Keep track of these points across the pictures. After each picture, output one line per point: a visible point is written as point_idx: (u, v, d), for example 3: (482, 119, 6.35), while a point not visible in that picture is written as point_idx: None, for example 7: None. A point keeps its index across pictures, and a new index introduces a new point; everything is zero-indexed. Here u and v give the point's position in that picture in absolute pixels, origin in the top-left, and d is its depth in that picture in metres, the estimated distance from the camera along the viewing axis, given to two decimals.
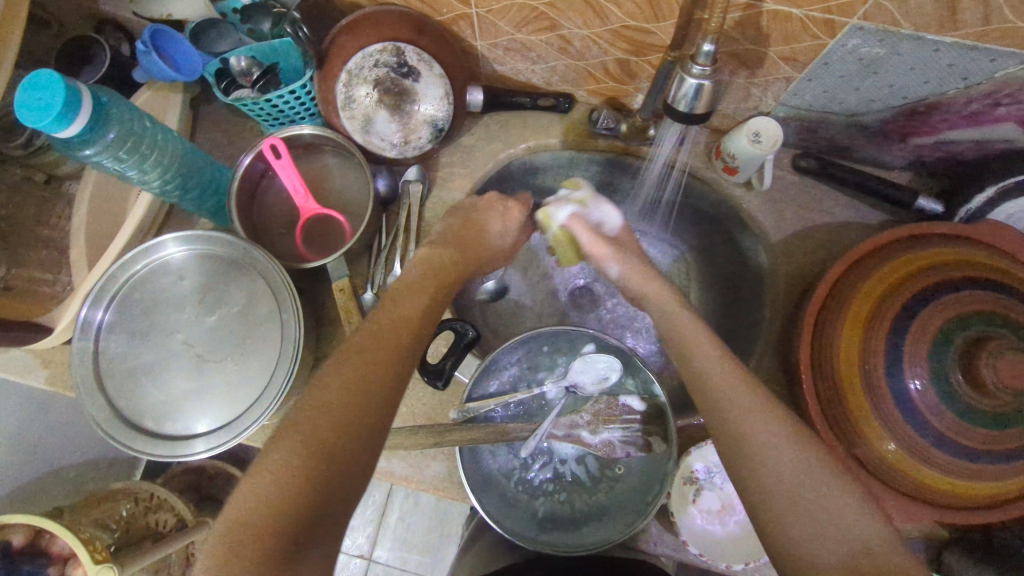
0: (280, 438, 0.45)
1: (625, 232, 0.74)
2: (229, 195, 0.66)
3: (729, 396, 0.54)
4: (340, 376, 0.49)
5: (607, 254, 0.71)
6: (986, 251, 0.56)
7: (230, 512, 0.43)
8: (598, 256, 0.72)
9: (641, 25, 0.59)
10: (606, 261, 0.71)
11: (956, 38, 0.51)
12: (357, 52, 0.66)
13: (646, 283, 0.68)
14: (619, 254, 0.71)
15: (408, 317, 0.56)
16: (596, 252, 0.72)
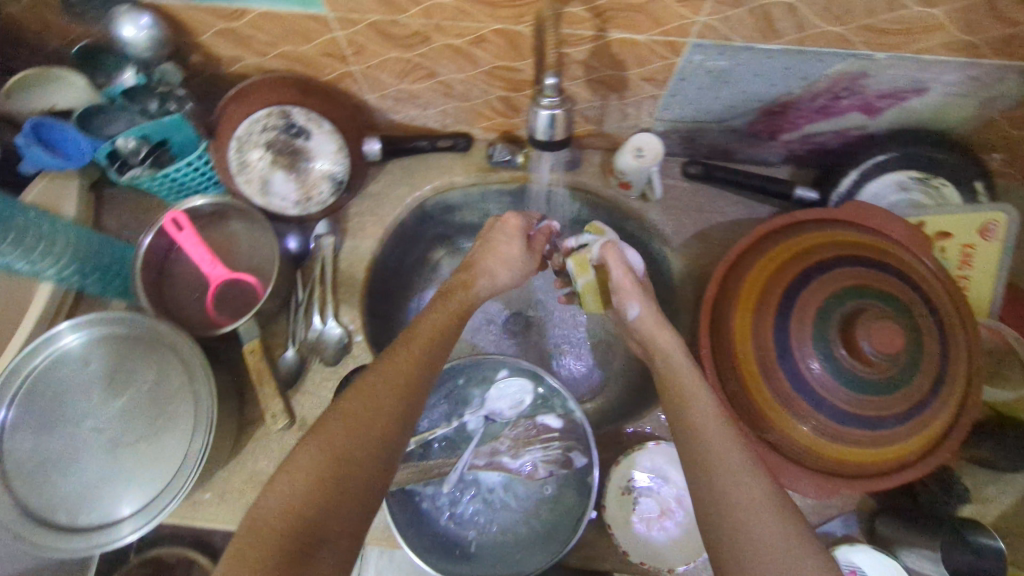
0: (305, 447, 0.48)
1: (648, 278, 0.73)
2: (134, 272, 0.67)
3: (685, 407, 0.58)
4: (360, 396, 0.52)
5: (631, 292, 0.68)
6: (857, 232, 0.62)
7: (255, 516, 0.44)
8: (623, 294, 0.69)
9: (509, 64, 0.64)
10: (630, 301, 0.69)
11: (782, 45, 0.56)
12: (245, 118, 0.67)
13: (654, 335, 0.66)
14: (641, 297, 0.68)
15: (413, 342, 0.59)
16: (624, 288, 0.69)
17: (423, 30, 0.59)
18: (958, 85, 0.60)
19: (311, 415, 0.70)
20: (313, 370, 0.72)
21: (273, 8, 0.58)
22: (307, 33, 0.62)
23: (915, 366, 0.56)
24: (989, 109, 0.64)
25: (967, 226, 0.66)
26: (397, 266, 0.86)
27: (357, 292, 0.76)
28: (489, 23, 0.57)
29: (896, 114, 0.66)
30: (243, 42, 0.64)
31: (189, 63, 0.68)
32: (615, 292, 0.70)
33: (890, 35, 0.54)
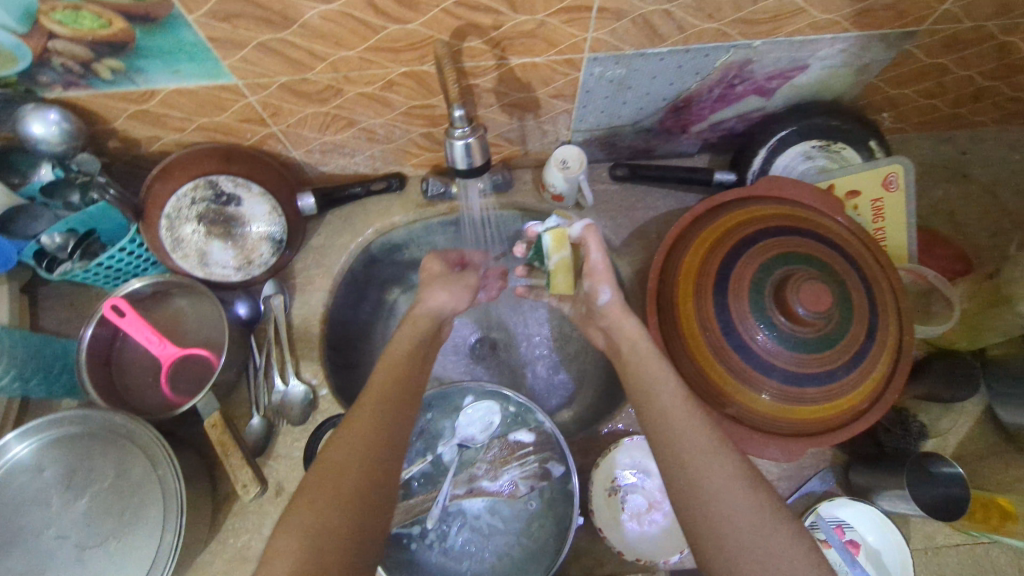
0: (296, 506, 0.47)
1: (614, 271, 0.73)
2: (80, 368, 0.65)
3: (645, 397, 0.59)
4: (345, 442, 0.51)
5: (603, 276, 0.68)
6: (774, 205, 0.66)
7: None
8: (595, 278, 0.69)
9: (423, 102, 0.66)
10: (602, 285, 0.68)
11: (669, 47, 0.61)
12: (171, 196, 0.67)
13: (620, 322, 0.66)
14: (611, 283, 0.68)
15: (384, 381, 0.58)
16: (596, 270, 0.68)
17: (333, 83, 0.61)
18: (833, 58, 0.66)
19: (287, 477, 0.70)
20: (282, 431, 0.72)
21: (182, 85, 0.59)
22: (220, 104, 0.63)
23: (850, 317, 0.59)
24: (866, 75, 0.70)
25: (871, 182, 0.71)
26: (353, 312, 0.86)
27: (315, 346, 0.76)
28: (395, 68, 0.60)
29: (787, 92, 0.71)
30: (158, 122, 0.65)
31: (107, 149, 0.68)
32: (588, 276, 0.70)
33: (760, 24, 0.59)
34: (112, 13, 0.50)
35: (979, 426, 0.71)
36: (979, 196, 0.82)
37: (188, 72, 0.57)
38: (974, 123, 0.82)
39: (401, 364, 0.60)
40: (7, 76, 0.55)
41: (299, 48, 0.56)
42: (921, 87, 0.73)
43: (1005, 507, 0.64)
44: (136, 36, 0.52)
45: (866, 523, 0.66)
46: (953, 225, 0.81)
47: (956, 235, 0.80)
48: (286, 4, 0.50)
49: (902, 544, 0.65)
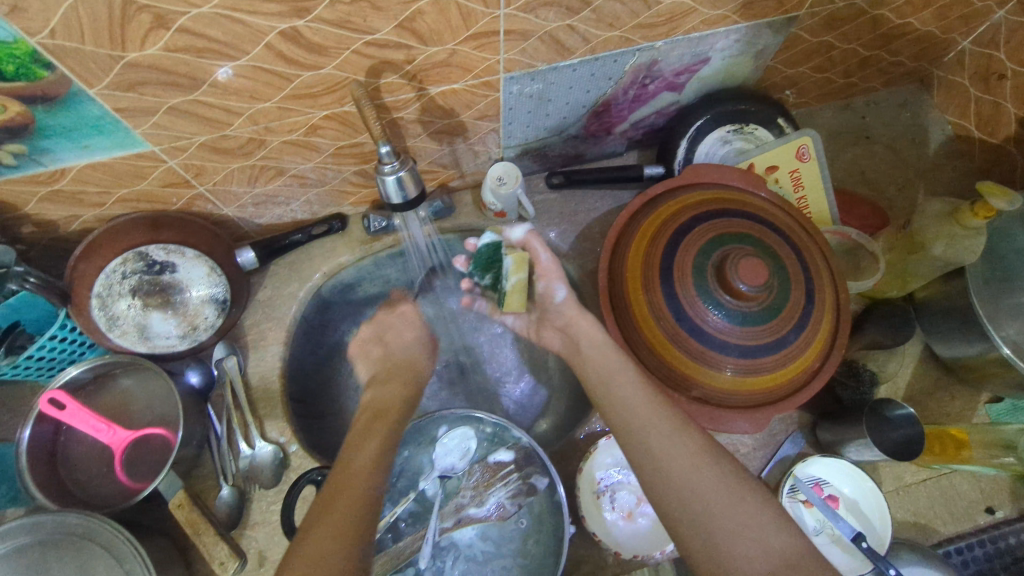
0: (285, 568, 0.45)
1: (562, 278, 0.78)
2: (22, 472, 0.60)
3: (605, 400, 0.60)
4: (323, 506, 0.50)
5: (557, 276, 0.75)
6: (702, 190, 0.69)
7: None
8: (548, 277, 0.75)
9: (351, 141, 0.66)
10: (554, 282, 0.75)
11: (578, 58, 0.63)
12: (100, 274, 0.65)
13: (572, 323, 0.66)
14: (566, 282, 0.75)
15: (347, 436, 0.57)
16: (549, 267, 0.75)
17: (255, 136, 0.61)
18: (731, 48, 0.70)
19: (268, 546, 0.67)
20: (256, 498, 0.69)
21: (94, 159, 0.57)
22: (139, 172, 0.61)
23: (788, 285, 0.62)
24: (763, 59, 0.75)
25: (786, 155, 0.76)
26: (313, 360, 0.84)
27: (278, 402, 0.74)
28: (316, 112, 0.60)
29: (696, 85, 0.76)
30: (73, 200, 0.62)
31: (22, 236, 0.65)
32: (541, 276, 0.76)
33: (658, 27, 0.62)
34: (6, 98, 0.47)
35: (922, 365, 0.77)
36: (883, 154, 0.89)
37: (98, 145, 0.55)
38: (866, 89, 0.90)
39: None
40: None
41: (213, 106, 0.55)
42: (813, 64, 0.79)
43: (958, 437, 0.68)
44: (36, 118, 0.50)
45: (840, 476, 0.69)
46: (866, 184, 0.87)
47: (870, 193, 0.87)
48: (191, 65, 0.50)
49: (876, 490, 0.68)
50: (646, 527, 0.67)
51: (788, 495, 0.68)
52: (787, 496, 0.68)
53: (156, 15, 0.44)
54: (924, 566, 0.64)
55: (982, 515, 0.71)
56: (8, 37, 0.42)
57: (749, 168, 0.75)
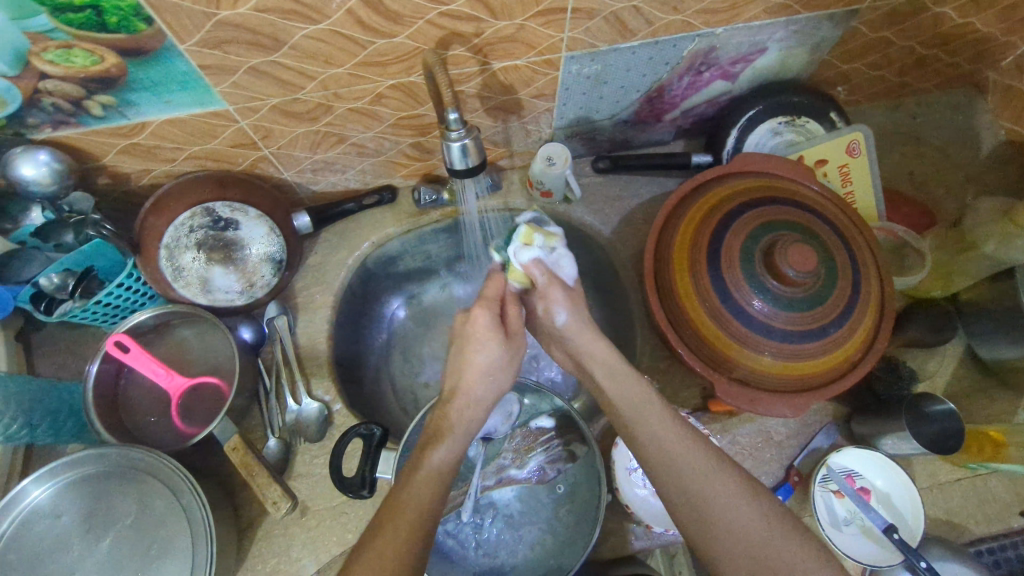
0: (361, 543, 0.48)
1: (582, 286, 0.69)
2: (89, 410, 0.64)
3: None
4: None
5: (563, 303, 0.65)
6: (751, 179, 0.70)
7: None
8: (549, 299, 0.65)
9: (411, 112, 0.68)
10: (554, 307, 0.64)
11: (639, 40, 0.64)
12: (169, 227, 0.68)
13: None
14: (570, 303, 0.65)
15: None
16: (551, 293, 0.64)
17: (323, 101, 0.63)
18: (789, 39, 0.71)
19: (311, 497, 0.70)
20: (301, 451, 0.72)
21: (173, 115, 0.60)
22: (213, 130, 0.64)
23: (836, 273, 0.63)
24: (819, 53, 0.75)
25: (837, 150, 0.76)
26: (356, 326, 0.87)
27: (325, 363, 0.77)
28: (384, 81, 0.62)
29: (750, 75, 0.76)
30: (148, 154, 0.65)
31: (97, 187, 0.68)
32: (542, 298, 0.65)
33: (721, 13, 0.63)
34: (103, 49, 0.50)
35: (962, 366, 0.77)
36: (932, 155, 0.88)
37: (179, 101, 0.58)
38: (919, 90, 0.89)
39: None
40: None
41: (290, 69, 0.57)
42: (870, 60, 0.79)
43: (995, 438, 0.69)
44: (127, 70, 0.53)
45: (872, 468, 0.70)
46: (913, 184, 0.87)
47: (917, 193, 0.86)
48: (276, 26, 0.52)
49: (910, 483, 0.68)
50: None
51: (820, 484, 0.69)
52: (819, 484, 0.69)
53: None
54: (953, 561, 0.65)
55: (1017, 518, 0.71)
56: None
57: (797, 160, 0.76)
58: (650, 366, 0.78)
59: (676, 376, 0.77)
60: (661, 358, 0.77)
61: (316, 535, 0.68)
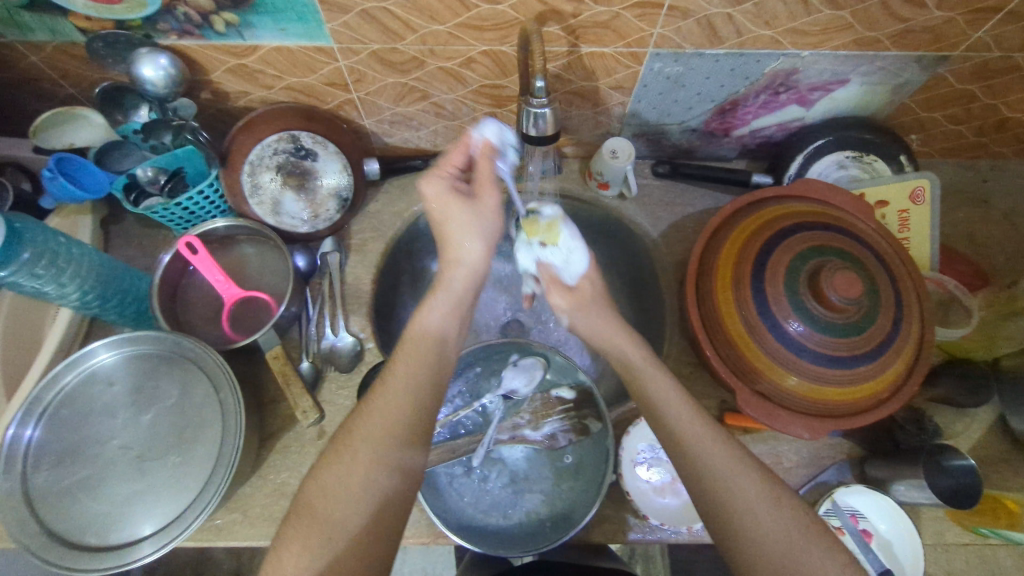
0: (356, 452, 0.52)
1: (587, 280, 0.75)
2: (152, 298, 0.69)
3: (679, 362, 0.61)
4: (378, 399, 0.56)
5: (562, 307, 0.74)
6: (808, 204, 0.71)
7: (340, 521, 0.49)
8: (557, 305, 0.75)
9: (494, 82, 0.72)
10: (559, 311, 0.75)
11: (725, 49, 0.67)
12: (255, 145, 0.74)
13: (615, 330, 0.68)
14: (569, 306, 0.73)
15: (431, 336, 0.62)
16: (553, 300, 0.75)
17: (418, 55, 0.67)
18: (872, 75, 0.72)
19: (330, 422, 0.73)
20: (328, 379, 0.75)
21: (284, 43, 0.65)
22: (314, 65, 0.69)
23: (877, 307, 0.63)
24: (900, 94, 0.76)
25: (898, 193, 0.77)
26: (398, 278, 0.91)
27: (365, 303, 0.80)
28: (476, 45, 0.66)
29: (826, 105, 0.77)
30: (251, 77, 0.71)
31: (198, 100, 0.74)
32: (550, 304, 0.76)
33: (811, 35, 0.65)
34: None
35: (991, 434, 0.75)
36: (998, 221, 0.87)
37: (293, 31, 0.63)
38: (994, 154, 0.88)
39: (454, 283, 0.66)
40: (133, 20, 0.61)
41: (397, 18, 0.62)
42: (950, 112, 0.79)
43: (1010, 506, 0.67)
44: None
45: (879, 513, 0.68)
46: (973, 246, 0.85)
47: (975, 256, 0.85)
48: None
49: (915, 535, 0.66)
50: (675, 505, 0.68)
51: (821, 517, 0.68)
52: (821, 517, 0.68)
53: None
54: None
55: None
56: None
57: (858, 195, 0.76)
58: (674, 370, 0.78)
59: (698, 383, 0.77)
60: (688, 363, 0.78)
61: None
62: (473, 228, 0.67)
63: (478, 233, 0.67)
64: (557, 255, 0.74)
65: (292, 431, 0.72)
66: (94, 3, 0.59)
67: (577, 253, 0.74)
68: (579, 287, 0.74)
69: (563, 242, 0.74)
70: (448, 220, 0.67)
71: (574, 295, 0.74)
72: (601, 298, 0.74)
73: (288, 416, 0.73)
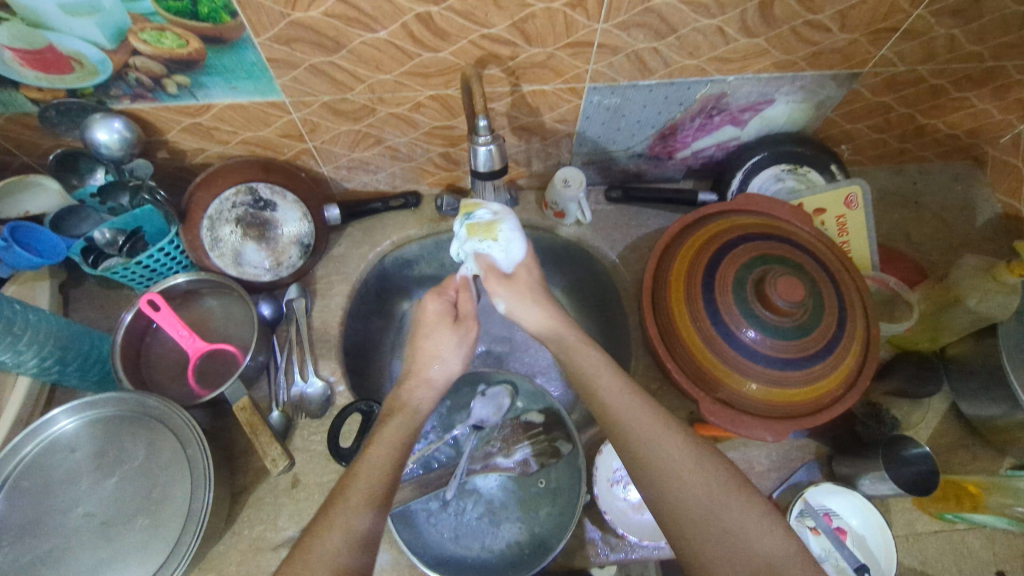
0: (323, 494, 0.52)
1: (523, 269, 0.74)
2: (113, 358, 0.69)
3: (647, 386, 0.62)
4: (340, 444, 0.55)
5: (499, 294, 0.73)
6: (751, 216, 0.75)
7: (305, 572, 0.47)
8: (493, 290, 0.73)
9: (444, 123, 0.76)
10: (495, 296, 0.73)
11: (657, 79, 0.71)
12: (214, 200, 0.75)
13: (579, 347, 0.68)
14: (509, 293, 0.72)
15: None
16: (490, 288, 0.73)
17: (368, 103, 0.70)
18: (795, 94, 0.78)
19: (303, 470, 0.72)
20: (300, 426, 0.75)
21: (236, 100, 0.67)
22: (268, 119, 0.71)
23: (822, 308, 0.67)
24: (823, 110, 0.82)
25: (834, 201, 0.81)
26: (366, 319, 0.92)
27: (332, 346, 0.81)
28: (424, 91, 0.69)
29: (758, 124, 0.83)
30: (206, 134, 0.72)
31: (155, 160, 0.76)
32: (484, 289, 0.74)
33: (732, 62, 0.70)
34: (191, 34, 0.58)
35: (946, 421, 0.78)
36: (930, 219, 0.92)
37: (244, 88, 0.65)
38: (919, 158, 0.95)
39: (413, 410, 0.63)
40: (84, 87, 0.63)
41: (345, 70, 0.65)
42: (872, 122, 0.85)
43: (972, 490, 0.69)
44: (206, 55, 0.60)
45: (849, 509, 0.69)
46: (909, 244, 0.91)
47: (913, 253, 0.90)
48: (339, 31, 0.60)
49: (885, 528, 0.68)
50: (653, 521, 0.68)
51: (795, 518, 0.69)
52: (795, 519, 0.69)
53: None
54: None
55: None
56: None
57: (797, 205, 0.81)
58: (641, 386, 0.79)
59: (666, 397, 0.79)
60: (654, 378, 0.80)
61: (303, 508, 0.70)
62: (452, 350, 0.69)
63: (456, 355, 0.70)
64: (495, 248, 0.71)
65: (264, 482, 0.71)
66: (45, 75, 0.60)
67: (517, 244, 0.72)
68: (517, 275, 0.74)
69: (502, 235, 0.71)
70: (427, 337, 0.70)
71: (511, 284, 0.73)
72: (538, 288, 0.74)
73: (260, 468, 0.72)
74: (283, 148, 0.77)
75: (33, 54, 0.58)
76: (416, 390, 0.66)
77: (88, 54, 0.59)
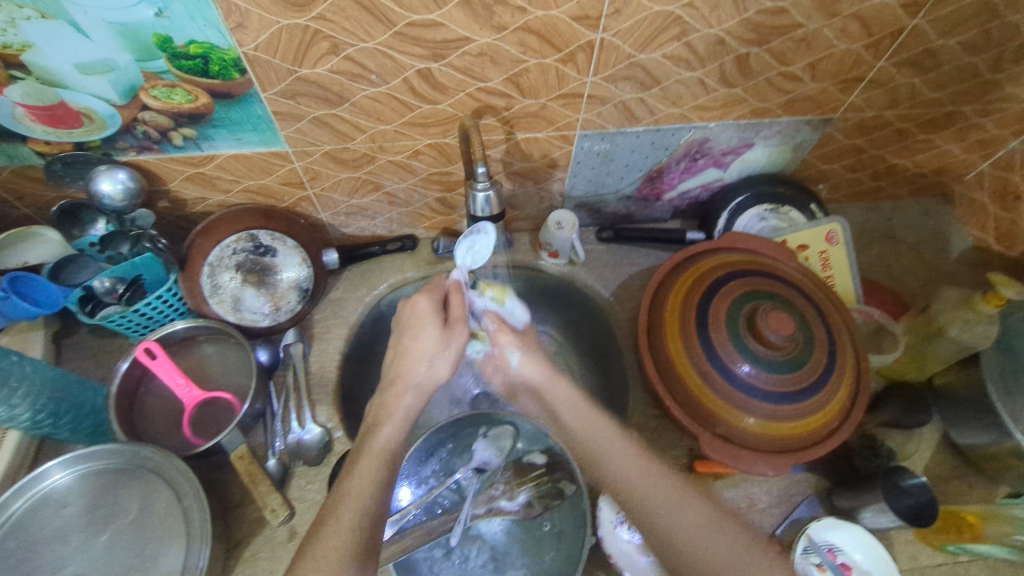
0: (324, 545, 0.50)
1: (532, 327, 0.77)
2: (108, 408, 0.68)
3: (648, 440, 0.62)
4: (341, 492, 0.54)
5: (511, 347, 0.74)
6: (738, 254, 0.78)
7: None
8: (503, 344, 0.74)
9: (442, 170, 0.79)
10: (507, 349, 0.74)
11: (644, 127, 0.75)
12: (214, 247, 0.76)
13: None
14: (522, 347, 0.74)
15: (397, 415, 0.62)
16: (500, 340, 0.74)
17: (369, 152, 0.73)
18: (773, 138, 0.82)
19: (301, 521, 0.70)
20: (297, 474, 0.73)
21: (240, 151, 0.69)
22: (270, 169, 0.73)
23: (813, 341, 0.69)
24: (800, 152, 0.87)
25: (816, 237, 0.85)
26: (363, 362, 0.92)
27: (330, 390, 0.80)
28: (422, 140, 0.72)
29: (739, 167, 0.87)
30: (209, 184, 0.74)
31: (156, 209, 0.77)
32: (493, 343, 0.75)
33: (714, 109, 0.74)
34: (200, 90, 0.60)
35: (940, 451, 0.79)
36: (907, 253, 0.96)
37: (248, 139, 0.68)
38: (892, 196, 1.00)
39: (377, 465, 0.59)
40: (92, 140, 0.64)
41: (347, 122, 0.68)
42: (846, 163, 0.90)
43: (971, 520, 0.69)
44: (214, 109, 0.63)
45: (855, 544, 0.69)
46: (890, 277, 0.94)
47: (894, 286, 0.93)
48: (343, 86, 0.63)
49: (890, 561, 0.68)
50: None
51: (799, 554, 0.68)
52: (799, 555, 0.68)
53: (333, 44, 0.57)
54: None
55: None
56: (225, 45, 0.55)
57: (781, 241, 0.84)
58: (641, 423, 0.80)
59: (666, 435, 0.79)
60: (653, 415, 0.80)
61: None
62: (441, 356, 0.65)
63: (446, 361, 0.65)
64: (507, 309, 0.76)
65: (259, 535, 0.69)
66: (53, 129, 0.62)
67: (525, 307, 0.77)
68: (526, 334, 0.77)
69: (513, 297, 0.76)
70: (415, 337, 0.65)
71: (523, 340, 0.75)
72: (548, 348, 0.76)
73: (255, 520, 0.70)
74: (284, 195, 0.78)
75: (44, 110, 0.60)
76: (405, 397, 0.64)
77: (98, 109, 0.61)
